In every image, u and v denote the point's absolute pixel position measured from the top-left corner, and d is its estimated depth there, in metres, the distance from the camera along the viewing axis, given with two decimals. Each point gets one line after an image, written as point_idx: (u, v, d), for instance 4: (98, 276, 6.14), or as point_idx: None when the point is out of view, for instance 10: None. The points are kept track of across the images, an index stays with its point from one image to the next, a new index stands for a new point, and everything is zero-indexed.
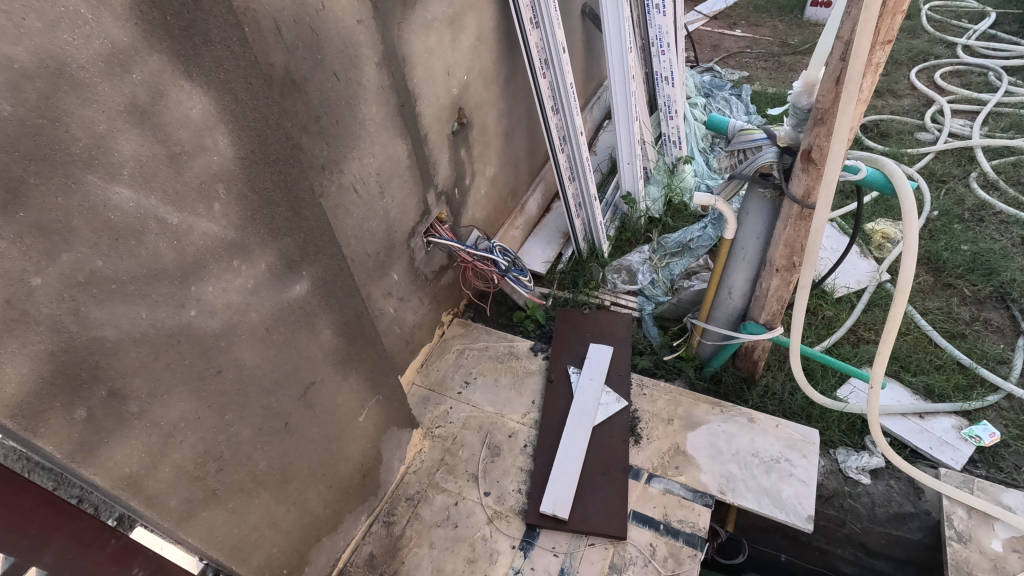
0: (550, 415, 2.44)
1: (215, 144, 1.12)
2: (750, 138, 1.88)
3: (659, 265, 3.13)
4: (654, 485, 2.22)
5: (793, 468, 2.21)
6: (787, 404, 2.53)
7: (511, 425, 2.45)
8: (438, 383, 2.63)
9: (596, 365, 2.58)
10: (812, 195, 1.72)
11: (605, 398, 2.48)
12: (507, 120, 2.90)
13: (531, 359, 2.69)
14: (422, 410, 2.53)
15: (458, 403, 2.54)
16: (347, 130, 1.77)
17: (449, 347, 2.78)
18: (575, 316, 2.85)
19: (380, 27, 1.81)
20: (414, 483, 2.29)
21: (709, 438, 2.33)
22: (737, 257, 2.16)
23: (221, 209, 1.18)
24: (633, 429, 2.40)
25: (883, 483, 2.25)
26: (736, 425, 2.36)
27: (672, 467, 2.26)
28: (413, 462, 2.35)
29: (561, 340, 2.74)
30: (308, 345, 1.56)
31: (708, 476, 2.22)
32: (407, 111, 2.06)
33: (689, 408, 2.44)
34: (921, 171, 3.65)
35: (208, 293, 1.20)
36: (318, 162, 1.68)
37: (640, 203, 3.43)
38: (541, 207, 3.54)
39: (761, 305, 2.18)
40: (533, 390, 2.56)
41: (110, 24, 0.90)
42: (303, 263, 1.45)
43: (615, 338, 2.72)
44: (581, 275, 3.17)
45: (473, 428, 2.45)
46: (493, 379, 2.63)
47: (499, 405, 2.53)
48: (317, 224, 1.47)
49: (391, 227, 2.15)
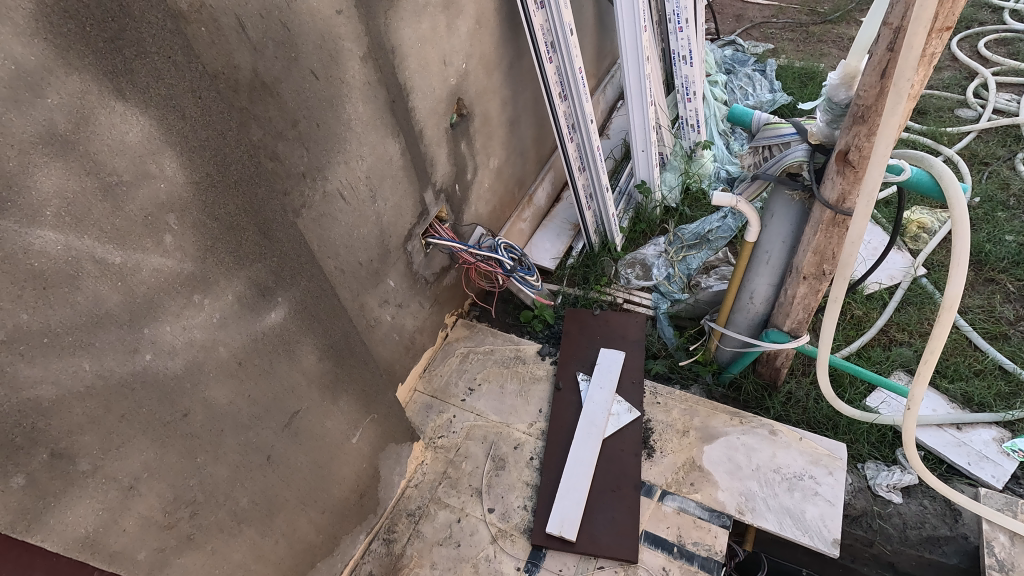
0: (558, 426, 2.31)
1: (161, 169, 0.98)
2: (776, 132, 1.72)
3: (674, 259, 2.98)
4: (667, 503, 2.09)
5: (817, 487, 2.07)
6: (811, 413, 2.37)
7: (518, 436, 2.33)
8: (441, 390, 2.52)
9: (606, 372, 2.43)
10: (847, 201, 1.53)
11: (616, 408, 2.33)
12: (512, 108, 2.71)
13: (538, 364, 2.56)
14: (424, 418, 2.43)
15: (461, 411, 2.43)
16: (329, 133, 1.62)
17: (452, 350, 2.66)
18: (584, 317, 2.69)
19: (365, 16, 1.63)
20: (415, 498, 2.20)
21: (726, 452, 2.19)
22: (760, 262, 1.99)
23: (175, 242, 1.04)
24: (646, 441, 2.26)
25: (916, 503, 2.09)
26: (757, 438, 2.22)
27: (687, 484, 2.13)
28: (414, 475, 2.25)
29: (570, 343, 2.59)
30: (289, 373, 1.44)
31: (725, 494, 2.08)
32: (399, 107, 1.90)
33: (706, 418, 2.30)
34: (961, 152, 3.38)
35: (164, 333, 1.08)
36: (297, 171, 1.53)
37: (655, 191, 3.24)
38: (550, 197, 3.37)
39: (785, 313, 2.02)
40: (540, 398, 2.44)
41: (12, 41, 0.76)
42: (278, 288, 1.32)
43: (626, 342, 2.56)
44: (592, 271, 3.04)
45: (477, 438, 2.34)
46: (498, 385, 2.51)
47: (504, 413, 2.41)
48: (292, 246, 1.32)
49: (385, 232, 2.01)
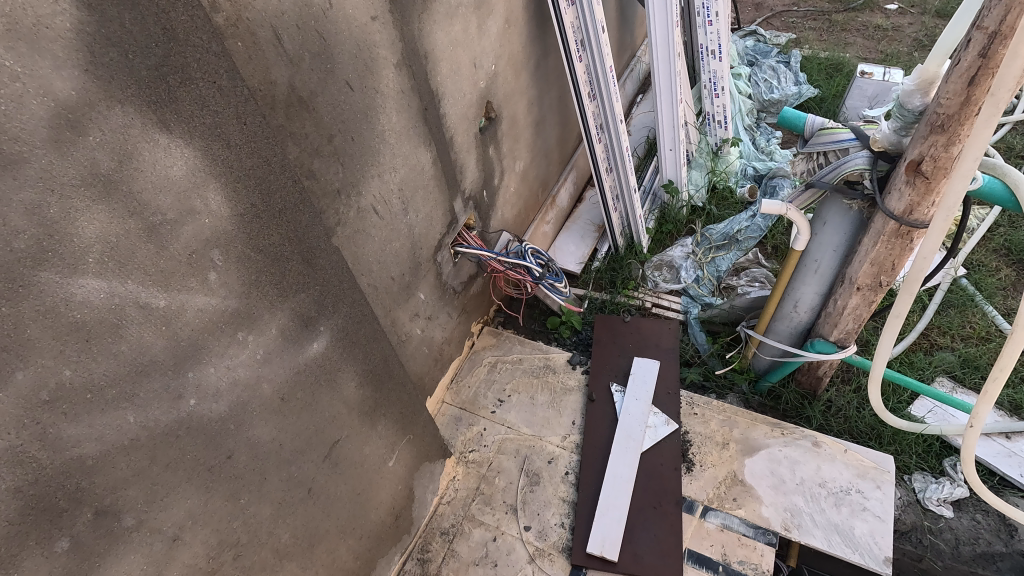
0: (593, 439, 2.25)
1: (205, 204, 0.91)
2: (834, 138, 1.62)
3: (703, 261, 2.94)
4: (710, 520, 2.03)
5: (866, 502, 2.00)
6: (853, 422, 2.30)
7: (551, 449, 2.28)
8: (470, 402, 2.46)
9: (641, 383, 2.36)
10: (914, 212, 1.44)
11: (652, 420, 2.26)
12: (538, 109, 2.62)
13: (569, 374, 2.49)
14: (453, 432, 2.37)
15: (492, 424, 2.37)
16: (363, 146, 1.53)
17: (480, 360, 2.60)
18: (615, 324, 2.61)
19: (399, 21, 1.54)
20: (448, 515, 2.14)
21: (769, 465, 2.12)
22: (807, 270, 1.91)
23: (219, 279, 0.97)
24: (684, 454, 2.19)
25: (968, 517, 2.02)
26: (800, 450, 2.15)
27: (730, 499, 2.06)
28: (447, 492, 2.20)
29: (602, 351, 2.52)
30: (330, 403, 1.37)
31: (770, 510, 2.02)
32: (431, 114, 1.81)
33: (746, 429, 2.23)
34: (997, 146, 3.27)
35: (209, 375, 1.01)
36: (332, 188, 1.45)
37: (682, 191, 3.17)
38: (573, 197, 3.28)
39: (834, 323, 1.94)
40: (573, 409, 2.37)
41: (52, 76, 0.68)
42: (321, 318, 1.25)
43: (660, 350, 2.48)
44: (619, 274, 2.97)
45: (509, 452, 2.28)
46: (529, 396, 2.45)
47: (537, 426, 2.35)
48: (334, 273, 1.25)
49: (416, 244, 1.93)
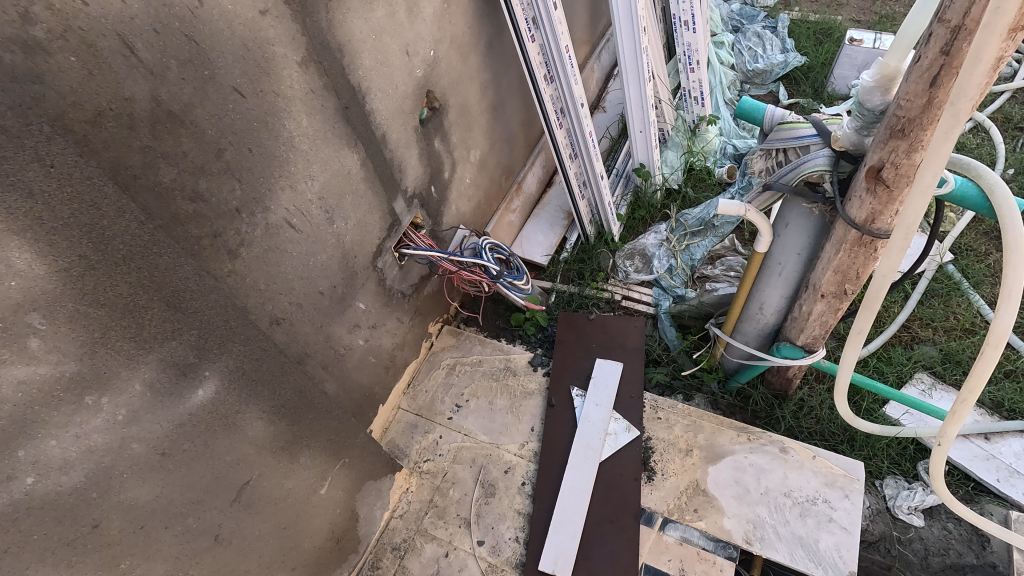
0: (551, 448, 2.16)
1: (7, 263, 0.79)
2: (794, 133, 1.45)
3: (677, 249, 2.77)
4: (669, 532, 1.94)
5: (832, 512, 1.91)
6: (824, 424, 2.19)
7: (508, 458, 2.19)
8: (426, 407, 2.36)
9: (603, 387, 2.25)
10: (876, 221, 1.30)
11: (613, 427, 2.16)
12: (493, 93, 2.42)
13: (530, 377, 2.39)
14: (408, 440, 2.28)
15: (448, 431, 2.28)
16: (266, 157, 1.38)
17: (438, 362, 2.49)
18: (579, 321, 2.48)
19: (300, 13, 1.37)
20: (400, 530, 2.07)
21: (734, 474, 2.02)
22: (771, 273, 1.77)
23: (44, 344, 0.85)
24: (645, 462, 2.10)
25: (938, 526, 1.93)
26: (766, 457, 2.04)
27: (691, 511, 1.97)
28: (399, 505, 2.12)
29: (564, 353, 2.39)
30: (231, 446, 1.26)
31: (731, 522, 1.93)
32: (354, 112, 1.64)
33: (712, 435, 2.12)
34: (994, 117, 3.06)
35: (52, 449, 0.89)
36: (228, 208, 1.31)
37: (655, 174, 3.00)
38: (541, 183, 3.11)
39: (800, 328, 1.80)
40: (532, 415, 2.27)
41: None
42: (204, 362, 1.12)
43: (624, 350, 2.35)
44: (588, 266, 2.85)
45: (465, 462, 2.20)
46: (487, 401, 2.34)
47: (494, 433, 2.26)
48: (216, 313, 1.13)
49: (349, 253, 1.79)
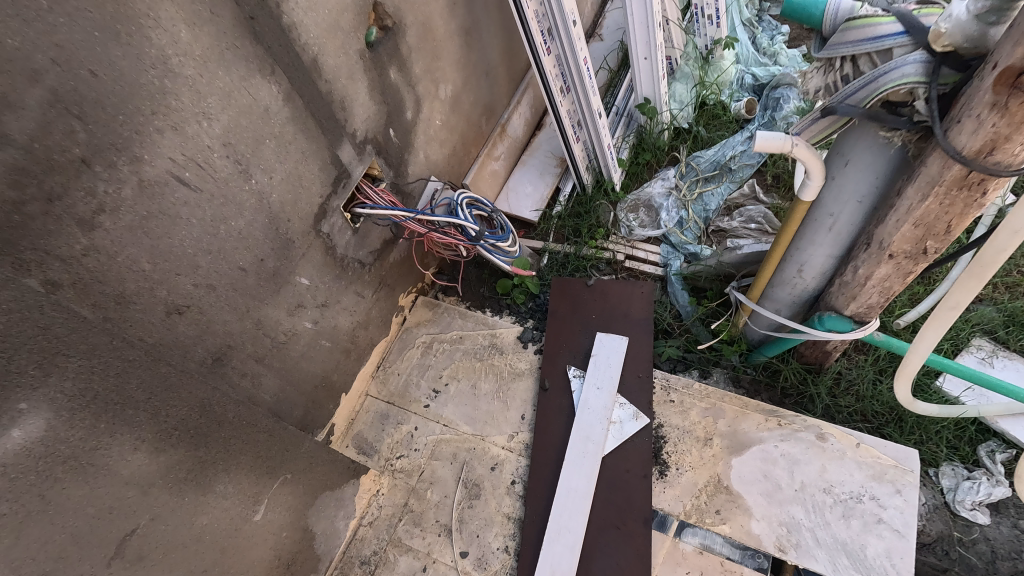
0: (545, 441, 1.83)
1: None
2: (870, 31, 1.04)
3: (688, 199, 2.43)
4: (686, 540, 1.64)
5: (881, 511, 1.60)
6: (867, 402, 1.86)
7: (495, 453, 1.87)
8: (399, 394, 2.03)
9: (604, 366, 1.89)
10: (994, 152, 0.95)
11: (618, 413, 1.82)
12: (465, 11, 1.96)
13: (519, 355, 2.04)
14: (379, 433, 1.96)
15: (424, 422, 1.96)
16: (125, 85, 0.97)
17: (412, 340, 2.14)
18: (575, 288, 2.10)
19: None
20: (370, 540, 1.77)
21: (762, 467, 1.71)
22: (818, 228, 1.39)
23: None
24: (657, 455, 1.78)
25: (1008, 525, 1.61)
26: (801, 447, 1.72)
27: (712, 513, 1.66)
28: (369, 510, 1.82)
29: (558, 326, 2.03)
30: (92, 492, 0.92)
31: (761, 525, 1.63)
32: (267, 26, 1.22)
33: (735, 420, 1.79)
34: None
35: None
36: (68, 160, 0.92)
37: (662, 111, 2.57)
38: (529, 125, 2.68)
39: (851, 295, 1.45)
40: (522, 400, 1.94)
41: None
42: (14, 393, 0.82)
43: (629, 322, 1.99)
44: (585, 221, 2.46)
45: (444, 458, 1.88)
46: (470, 385, 2.01)
47: (479, 422, 1.93)
48: (14, 320, 0.84)
49: (278, 217, 1.41)
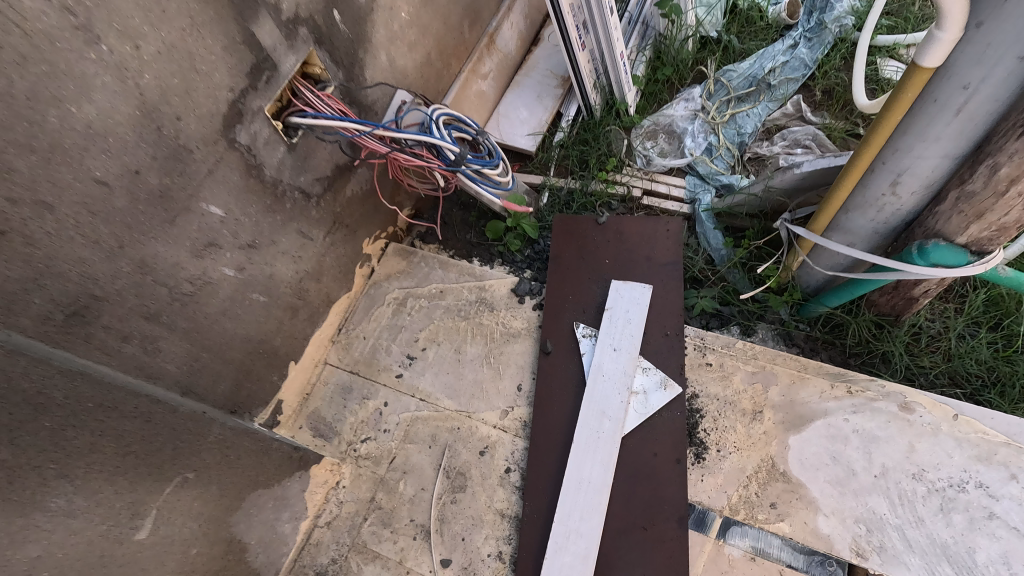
0: (548, 418, 1.43)
1: None
2: None
3: (718, 121, 1.99)
4: (733, 542, 1.26)
5: (992, 504, 1.21)
6: (958, 362, 1.46)
7: (485, 433, 1.48)
8: (365, 362, 1.63)
9: (621, 322, 1.48)
10: None
11: (640, 381, 1.42)
12: None
13: (514, 312, 1.64)
14: (339, 411, 1.57)
15: (396, 396, 1.57)
16: None
17: (381, 296, 1.73)
18: (582, 227, 1.68)
19: None
20: (328, 545, 1.41)
21: (828, 448, 1.32)
22: (942, 110, 0.96)
23: None
24: (691, 434, 1.39)
25: None
26: (879, 420, 1.33)
27: (766, 508, 1.28)
28: (326, 508, 1.45)
29: (562, 275, 1.61)
30: None
31: (831, 523, 1.25)
32: None
33: (790, 388, 1.40)
34: None
35: None
36: None
37: (688, 12, 2.08)
38: (524, 36, 2.20)
39: (968, 209, 1.05)
40: (518, 367, 1.55)
41: None
42: None
43: (651, 268, 1.57)
44: (592, 150, 2.02)
45: (421, 440, 1.50)
46: (453, 349, 1.61)
47: (464, 395, 1.54)
48: None
49: (160, 113, 0.98)
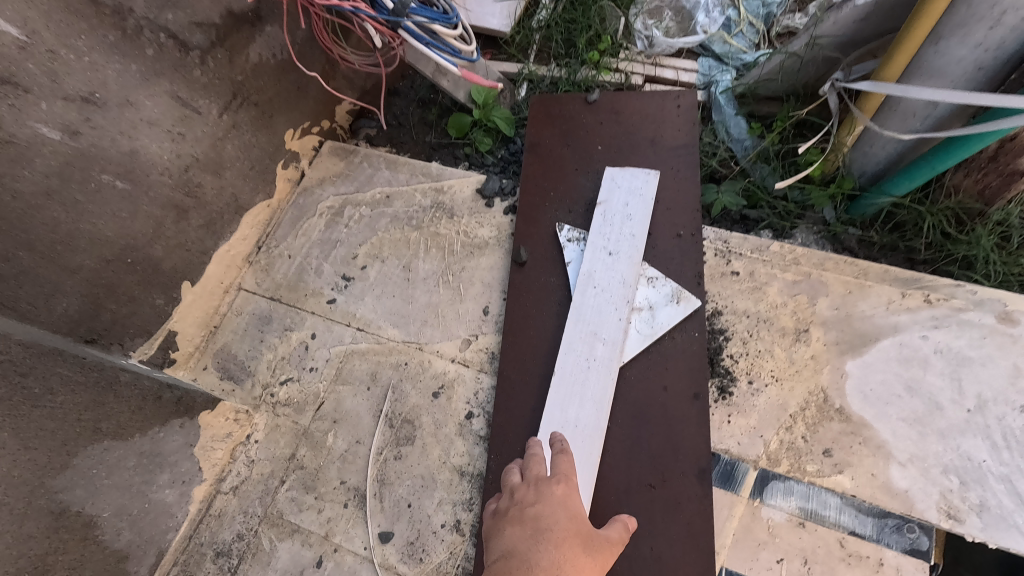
0: (522, 347, 1.08)
1: None
2: None
3: None
4: (773, 502, 0.92)
5: None
6: None
7: (440, 369, 1.13)
8: (289, 285, 1.27)
9: (618, 218, 1.11)
10: None
11: (644, 293, 1.06)
12: None
13: (480, 217, 1.26)
14: (254, 347, 1.21)
15: (327, 326, 1.21)
16: None
17: (312, 204, 1.35)
18: (568, 107, 1.29)
19: None
20: (233, 516, 1.07)
21: (900, 375, 0.97)
22: None
23: None
24: (713, 362, 1.04)
25: None
26: (970, 337, 0.98)
27: (817, 456, 0.94)
28: (233, 468, 1.11)
29: (542, 167, 1.24)
30: None
31: (908, 475, 0.91)
32: None
33: (846, 300, 1.04)
34: None
35: None
36: None
37: None
38: None
39: None
40: (484, 285, 1.18)
41: None
42: None
43: (658, 154, 1.19)
44: (580, 28, 1.61)
45: (357, 381, 1.15)
46: (400, 266, 1.24)
47: (414, 323, 1.18)
48: None
49: None
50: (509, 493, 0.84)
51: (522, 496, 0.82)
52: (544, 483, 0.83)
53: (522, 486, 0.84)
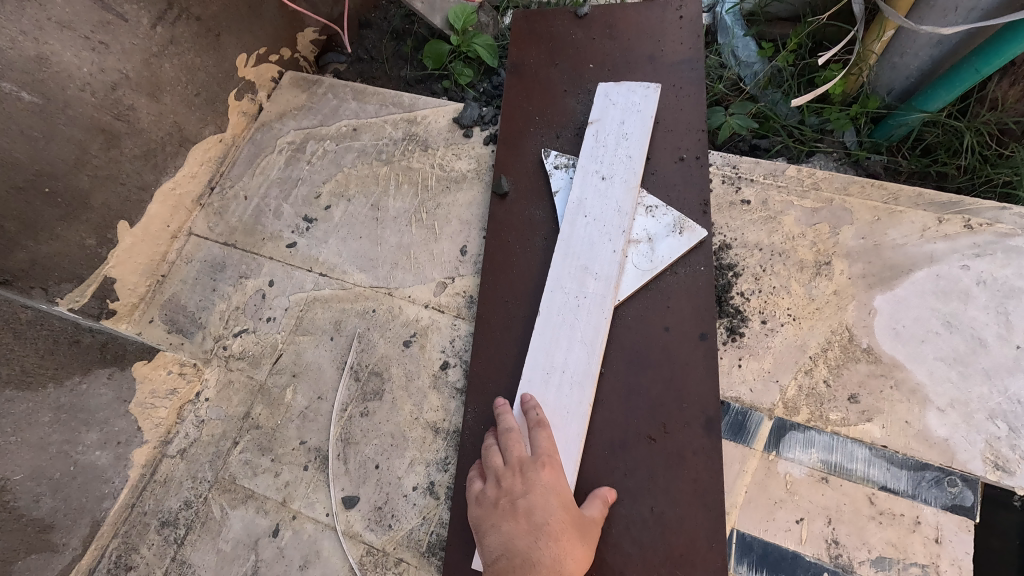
0: (504, 287, 0.94)
1: None
2: None
3: None
4: (792, 456, 0.80)
5: None
6: None
7: (411, 316, 1.00)
8: (245, 228, 1.13)
9: (612, 141, 0.97)
10: None
11: (642, 223, 0.92)
12: None
13: (457, 149, 1.12)
14: (206, 296, 1.08)
15: (287, 272, 1.08)
16: None
17: (271, 140, 1.21)
18: (554, 23, 1.14)
19: None
20: (179, 481, 0.95)
21: (937, 309, 0.84)
22: None
23: None
24: (721, 300, 0.91)
25: None
26: (1018, 265, 0.85)
27: (841, 403, 0.82)
28: (180, 428, 0.98)
29: (526, 89, 1.09)
30: None
31: (946, 420, 0.79)
32: None
33: (873, 227, 0.91)
34: None
35: None
36: None
37: None
38: None
39: None
40: (462, 222, 1.05)
41: None
42: None
43: (657, 70, 1.04)
44: None
45: (320, 330, 1.02)
46: (368, 204, 1.11)
47: (383, 266, 1.05)
48: None
49: None
50: (490, 477, 0.76)
51: (508, 484, 0.74)
52: (529, 466, 0.74)
53: (502, 469, 0.76)
